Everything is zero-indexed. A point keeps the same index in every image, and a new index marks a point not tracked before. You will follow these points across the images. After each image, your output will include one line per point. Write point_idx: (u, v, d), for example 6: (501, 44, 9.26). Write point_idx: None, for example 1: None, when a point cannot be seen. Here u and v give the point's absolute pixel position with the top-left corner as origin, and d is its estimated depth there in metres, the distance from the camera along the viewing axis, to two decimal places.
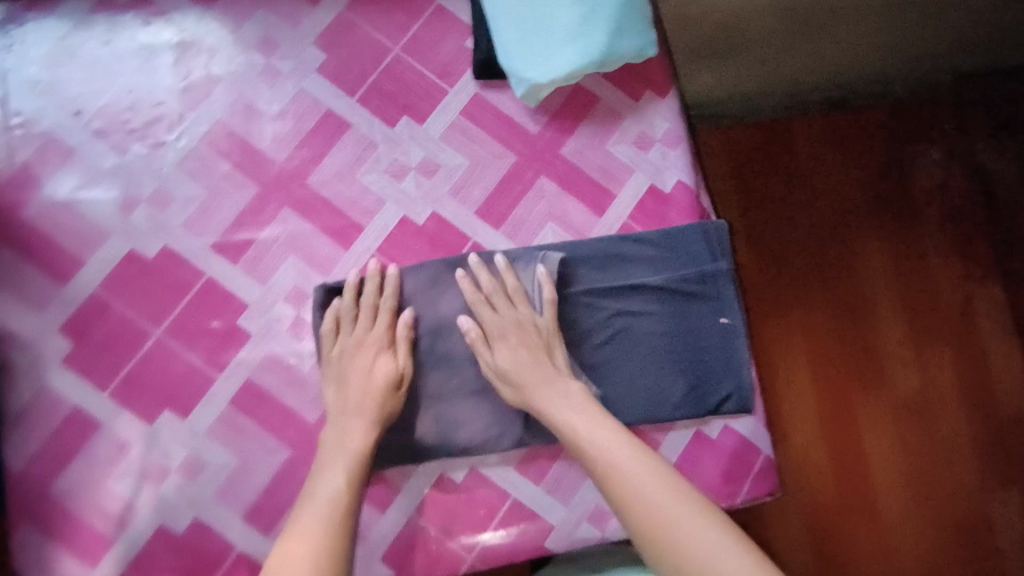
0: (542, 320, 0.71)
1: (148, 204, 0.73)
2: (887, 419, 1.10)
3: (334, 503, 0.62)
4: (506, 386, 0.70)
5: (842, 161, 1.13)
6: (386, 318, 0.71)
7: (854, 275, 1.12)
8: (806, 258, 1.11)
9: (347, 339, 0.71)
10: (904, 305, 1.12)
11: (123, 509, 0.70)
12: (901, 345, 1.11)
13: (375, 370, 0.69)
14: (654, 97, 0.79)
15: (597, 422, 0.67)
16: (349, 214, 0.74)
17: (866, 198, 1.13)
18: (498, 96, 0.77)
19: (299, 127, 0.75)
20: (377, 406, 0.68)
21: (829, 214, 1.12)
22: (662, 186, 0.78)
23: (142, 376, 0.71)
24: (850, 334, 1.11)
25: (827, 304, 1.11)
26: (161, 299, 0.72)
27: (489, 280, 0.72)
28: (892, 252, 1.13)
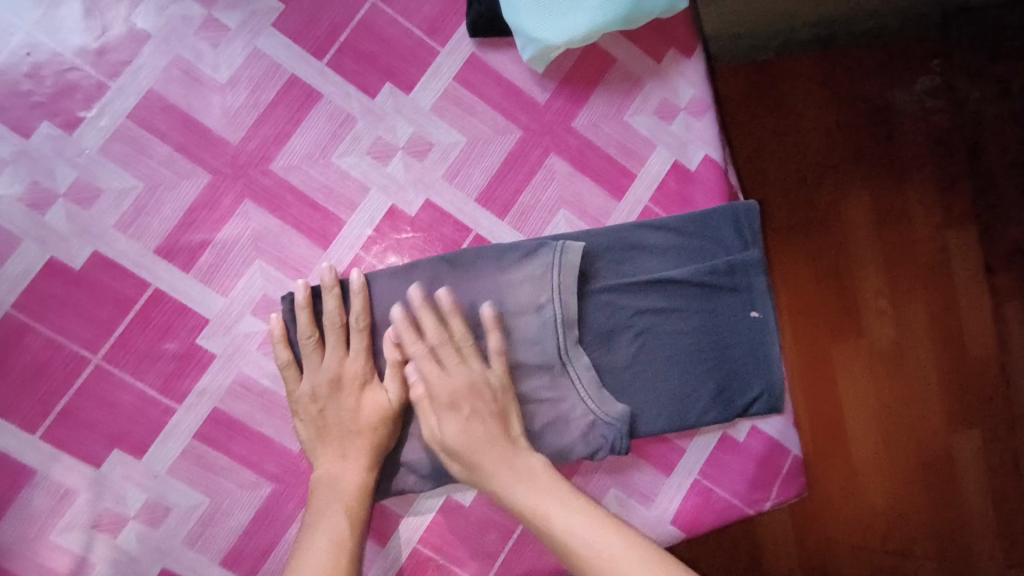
0: (492, 375, 0.60)
1: (68, 200, 0.58)
2: (862, 377, 0.97)
3: (338, 550, 0.54)
4: (454, 461, 0.59)
5: (826, 99, 0.97)
6: (361, 339, 0.59)
7: (831, 223, 0.97)
8: (784, 214, 0.96)
9: (317, 367, 0.59)
10: (885, 254, 0.97)
11: (71, 570, 0.58)
12: (879, 296, 0.97)
13: (361, 402, 0.59)
14: (678, 57, 0.68)
15: (541, 486, 0.57)
16: (325, 205, 0.62)
17: (849, 140, 0.97)
18: (498, 57, 0.65)
19: (256, 97, 0.61)
20: (373, 436, 0.59)
21: (807, 157, 0.97)
22: (687, 163, 0.69)
23: (80, 412, 0.58)
24: (827, 286, 0.97)
25: (801, 258, 0.97)
26: (95, 317, 0.58)
27: (434, 328, 0.59)
28: (871, 194, 0.97)
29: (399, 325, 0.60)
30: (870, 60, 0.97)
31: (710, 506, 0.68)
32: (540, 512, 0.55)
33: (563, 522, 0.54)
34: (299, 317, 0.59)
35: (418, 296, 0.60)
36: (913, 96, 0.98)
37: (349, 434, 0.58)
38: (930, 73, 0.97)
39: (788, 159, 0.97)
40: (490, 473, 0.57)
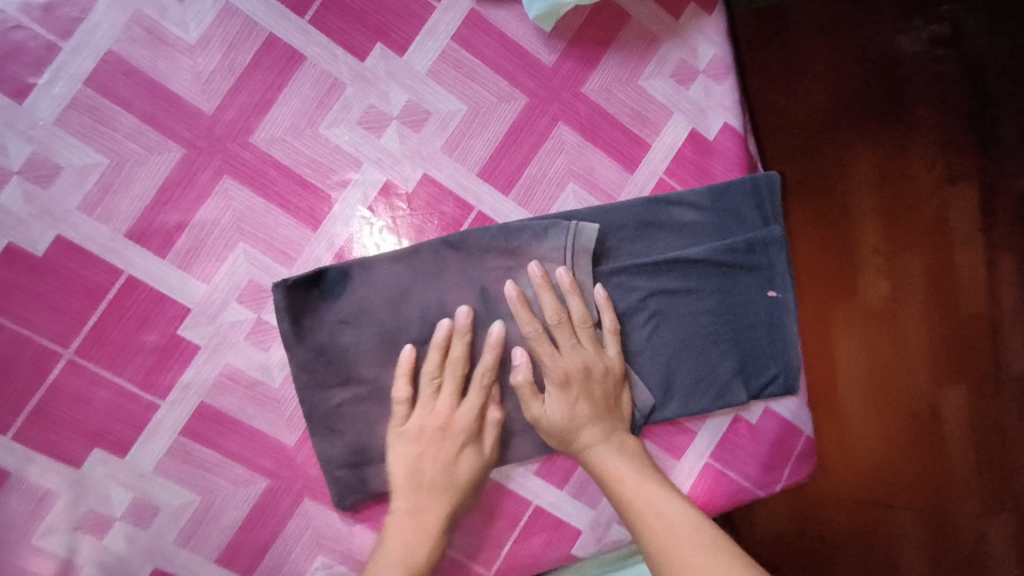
0: (607, 358, 0.59)
1: (25, 178, 0.52)
2: (856, 332, 0.95)
3: None
4: (551, 438, 0.59)
5: (834, 47, 0.92)
6: (478, 394, 0.57)
7: (832, 178, 0.94)
8: (786, 171, 0.93)
9: (424, 417, 0.57)
10: (885, 210, 0.95)
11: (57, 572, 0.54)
12: (877, 254, 0.95)
13: (460, 459, 0.57)
14: (698, 13, 0.63)
15: (622, 454, 0.58)
16: (314, 182, 0.56)
17: (856, 93, 0.93)
18: (500, 12, 0.58)
19: (231, 60, 0.54)
20: (458, 494, 0.57)
21: (813, 110, 0.92)
22: (704, 132, 0.64)
23: (55, 409, 0.54)
24: (824, 241, 0.95)
25: (802, 215, 0.94)
26: (65, 307, 0.53)
27: (552, 308, 0.57)
28: (873, 147, 0.94)
29: (519, 303, 0.56)
30: (880, 8, 0.93)
31: (722, 489, 0.66)
32: (619, 477, 0.57)
33: (640, 483, 0.56)
34: (428, 356, 0.56)
35: (541, 273, 0.57)
36: (920, 46, 0.94)
37: (440, 485, 0.56)
38: (939, 21, 0.94)
39: (793, 112, 0.92)
40: (589, 448, 0.58)
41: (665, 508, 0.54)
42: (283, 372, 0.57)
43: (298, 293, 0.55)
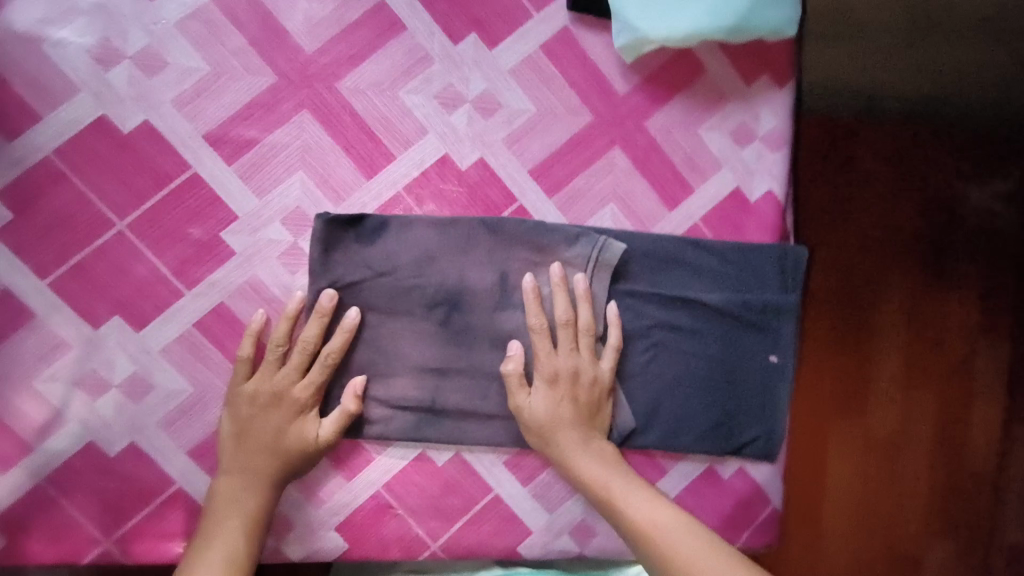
0: (599, 370, 0.62)
1: (134, 64, 0.57)
2: (856, 453, 0.96)
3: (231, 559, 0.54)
4: (531, 430, 0.61)
5: (898, 177, 0.95)
6: (320, 372, 0.59)
7: (865, 299, 0.95)
8: (824, 278, 0.95)
9: (267, 381, 0.59)
10: (908, 344, 0.97)
11: (49, 418, 0.58)
12: (893, 383, 0.96)
13: (292, 429, 0.59)
14: (770, 85, 0.66)
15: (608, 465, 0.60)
16: (380, 136, 0.61)
17: (904, 224, 0.96)
18: (589, 35, 0.63)
19: (341, 13, 0.60)
20: (287, 464, 0.58)
21: (861, 230, 0.95)
22: (748, 193, 0.67)
23: (93, 273, 0.58)
24: (847, 355, 0.95)
25: (830, 328, 0.95)
26: (132, 185, 0.58)
27: (563, 308, 0.60)
28: (914, 280, 0.96)
29: (533, 298, 0.60)
30: (952, 154, 0.96)
31: None
32: (601, 481, 0.59)
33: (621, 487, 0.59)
34: (279, 322, 0.59)
35: (561, 273, 0.60)
36: (982, 199, 0.97)
37: (268, 451, 0.58)
38: (1004, 179, 0.97)
39: (843, 225, 0.95)
40: (566, 450, 0.61)
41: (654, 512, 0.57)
42: None
43: (339, 229, 0.59)
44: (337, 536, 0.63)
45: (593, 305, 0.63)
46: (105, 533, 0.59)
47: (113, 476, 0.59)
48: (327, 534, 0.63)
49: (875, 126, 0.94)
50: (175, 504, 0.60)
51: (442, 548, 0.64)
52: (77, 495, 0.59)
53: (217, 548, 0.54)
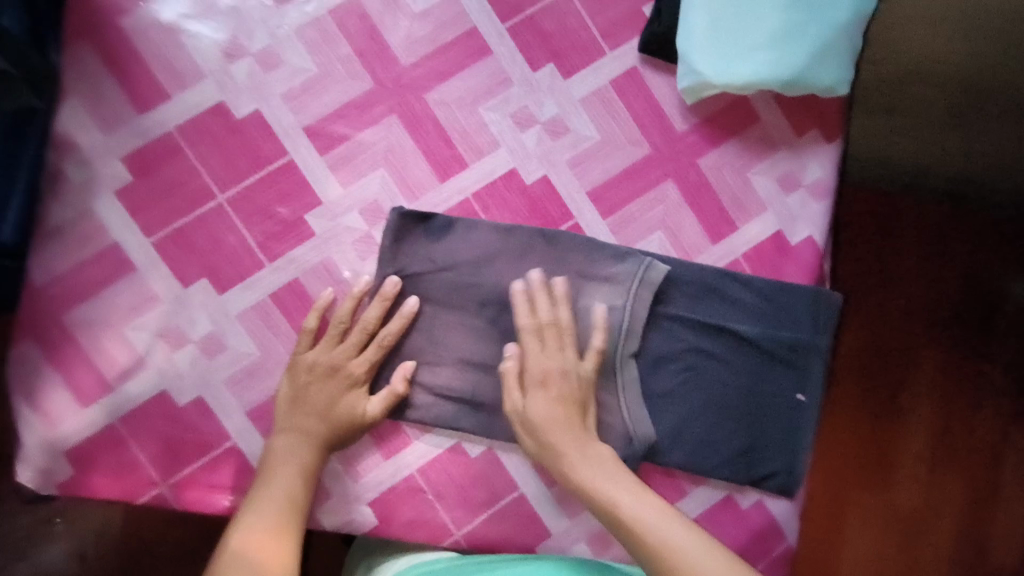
0: (584, 369, 0.65)
1: (254, 60, 0.65)
2: (875, 526, 0.97)
3: (293, 499, 0.59)
4: (528, 435, 0.63)
5: (939, 257, 0.98)
6: (375, 352, 0.64)
7: (896, 374, 0.98)
8: (856, 347, 0.98)
9: (327, 354, 0.64)
10: (937, 423, 0.98)
11: (131, 363, 0.64)
12: (918, 461, 0.98)
13: (342, 400, 0.63)
14: (820, 139, 0.71)
15: (596, 467, 0.61)
16: (457, 145, 0.67)
17: (944, 304, 0.98)
18: (655, 76, 0.69)
19: (437, 34, 0.67)
20: (334, 433, 0.63)
21: (899, 304, 0.98)
22: (789, 236, 0.71)
23: (190, 237, 0.65)
24: (874, 428, 0.98)
25: (859, 397, 0.98)
26: (235, 163, 0.65)
27: (545, 308, 0.65)
28: (949, 362, 0.98)
29: (523, 300, 0.65)
30: (996, 241, 0.98)
31: None
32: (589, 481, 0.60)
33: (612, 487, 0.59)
34: (344, 302, 0.65)
35: (541, 277, 0.65)
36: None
37: (319, 416, 0.63)
38: None
39: (880, 296, 0.98)
40: (563, 454, 0.62)
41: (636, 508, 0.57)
42: None
43: (410, 223, 0.65)
44: (369, 510, 0.67)
45: (634, 321, 0.67)
46: (163, 476, 0.64)
47: (178, 424, 0.65)
48: (360, 507, 0.67)
49: (919, 205, 0.98)
50: (228, 458, 0.65)
51: (465, 536, 0.67)
52: (144, 437, 0.64)
53: (276, 490, 0.59)
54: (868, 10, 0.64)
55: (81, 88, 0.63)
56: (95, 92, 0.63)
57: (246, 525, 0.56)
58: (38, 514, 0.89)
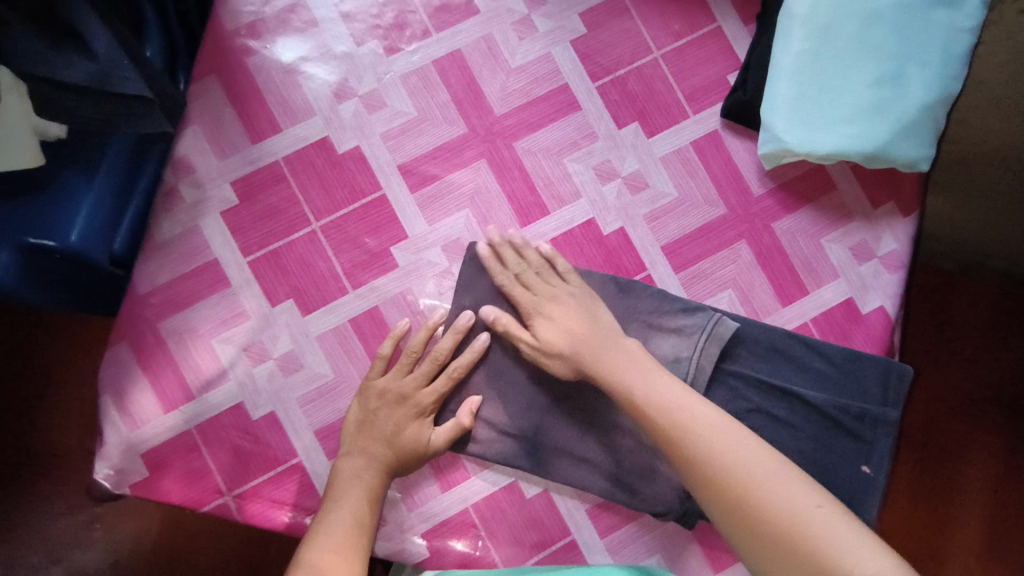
0: (574, 288, 0.66)
1: (360, 102, 0.70)
2: None
3: (358, 521, 0.60)
4: (553, 361, 0.65)
5: (1001, 342, 0.97)
6: (442, 382, 0.66)
7: (953, 461, 0.95)
8: (909, 427, 0.96)
9: (397, 381, 0.66)
10: (995, 518, 0.94)
11: (214, 374, 0.67)
12: (971, 555, 0.94)
13: (408, 427, 0.65)
14: (894, 212, 0.72)
15: (632, 367, 0.61)
16: (540, 192, 0.70)
17: (1004, 391, 0.96)
18: (735, 141, 0.72)
19: (531, 88, 0.71)
20: (398, 459, 0.64)
21: (960, 388, 0.96)
22: (860, 305, 0.71)
23: (283, 259, 0.68)
24: (924, 517, 0.95)
25: (910, 478, 0.95)
26: (332, 195, 0.69)
27: (514, 259, 0.67)
28: (1010, 453, 0.95)
29: (490, 259, 0.67)
30: None
31: None
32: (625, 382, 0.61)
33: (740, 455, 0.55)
34: (418, 332, 0.67)
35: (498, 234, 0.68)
36: None
37: (385, 441, 0.64)
38: None
39: (936, 376, 0.97)
40: (596, 362, 0.63)
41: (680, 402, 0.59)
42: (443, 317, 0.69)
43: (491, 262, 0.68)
44: (421, 542, 0.67)
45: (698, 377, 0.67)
46: (229, 487, 0.66)
47: (249, 436, 0.67)
48: (412, 538, 0.67)
49: (982, 286, 0.98)
50: (291, 475, 0.67)
51: None
52: (215, 447, 0.67)
53: (344, 511, 0.60)
54: (953, 91, 0.65)
55: (202, 115, 0.68)
56: (214, 121, 0.68)
57: (315, 544, 0.57)
58: (80, 517, 0.92)
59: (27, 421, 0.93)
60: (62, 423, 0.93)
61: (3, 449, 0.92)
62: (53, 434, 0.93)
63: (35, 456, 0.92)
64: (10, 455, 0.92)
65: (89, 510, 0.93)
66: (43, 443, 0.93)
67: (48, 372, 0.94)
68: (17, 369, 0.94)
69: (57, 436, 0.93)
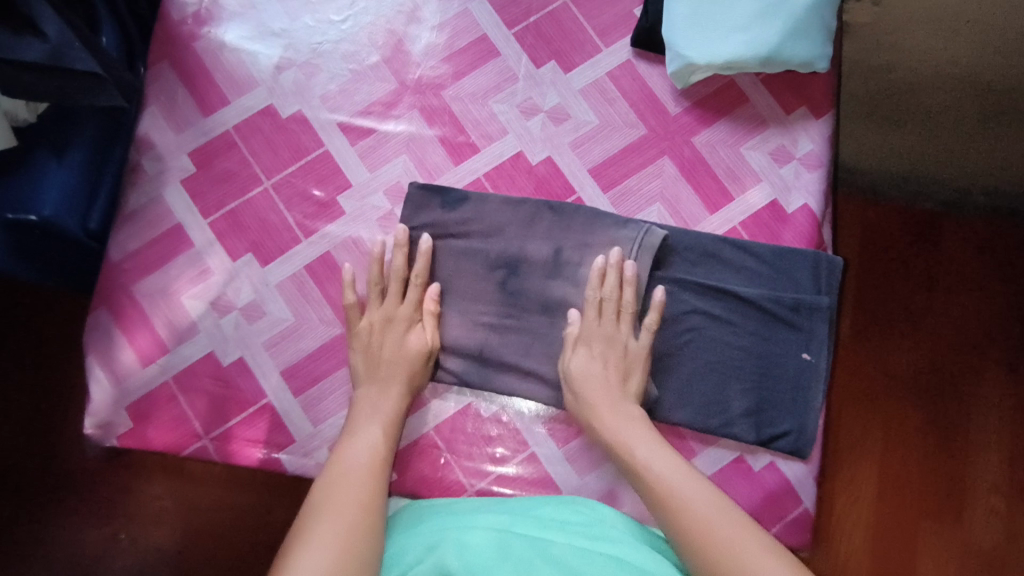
0: (634, 345, 0.69)
1: (299, 71, 0.77)
2: (949, 558, 1.02)
3: (372, 454, 0.63)
4: (569, 391, 0.69)
5: (984, 274, 1.07)
6: (415, 292, 0.71)
7: (959, 389, 1.05)
8: (911, 360, 1.06)
9: (377, 312, 0.71)
10: (1007, 443, 1.04)
11: (186, 327, 0.73)
12: (995, 495, 1.03)
13: (408, 339, 0.69)
14: (808, 115, 0.76)
15: (619, 418, 0.66)
16: (470, 133, 0.76)
17: (992, 319, 1.06)
18: (647, 67, 0.77)
19: (453, 42, 0.77)
20: (412, 369, 0.69)
21: (959, 320, 1.06)
22: (785, 205, 0.74)
23: (241, 217, 0.74)
24: (939, 452, 1.04)
25: (922, 429, 1.04)
26: (280, 156, 0.75)
27: (611, 287, 0.68)
28: (1009, 378, 1.05)
29: (596, 275, 0.69)
30: None
31: None
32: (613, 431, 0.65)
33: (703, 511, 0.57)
34: (370, 266, 0.71)
35: (615, 257, 0.68)
36: None
37: (394, 360, 0.68)
38: None
39: (928, 309, 1.07)
40: (595, 414, 0.67)
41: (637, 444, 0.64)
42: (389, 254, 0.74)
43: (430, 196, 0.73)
44: None
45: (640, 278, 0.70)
46: (206, 430, 0.71)
47: (222, 383, 0.72)
48: None
49: (959, 214, 1.07)
50: (263, 415, 0.71)
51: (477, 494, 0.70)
52: (191, 396, 0.72)
53: (361, 443, 0.63)
54: None
55: (159, 98, 0.76)
56: (169, 102, 0.76)
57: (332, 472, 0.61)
58: (106, 530, 0.98)
59: (47, 442, 0.99)
60: (77, 441, 0.99)
61: (29, 469, 0.98)
62: (71, 451, 0.99)
63: (62, 478, 0.98)
64: (31, 472, 0.98)
65: (113, 522, 0.98)
66: (66, 466, 0.99)
67: (57, 393, 1.00)
68: (27, 387, 1.00)
69: (79, 458, 0.99)
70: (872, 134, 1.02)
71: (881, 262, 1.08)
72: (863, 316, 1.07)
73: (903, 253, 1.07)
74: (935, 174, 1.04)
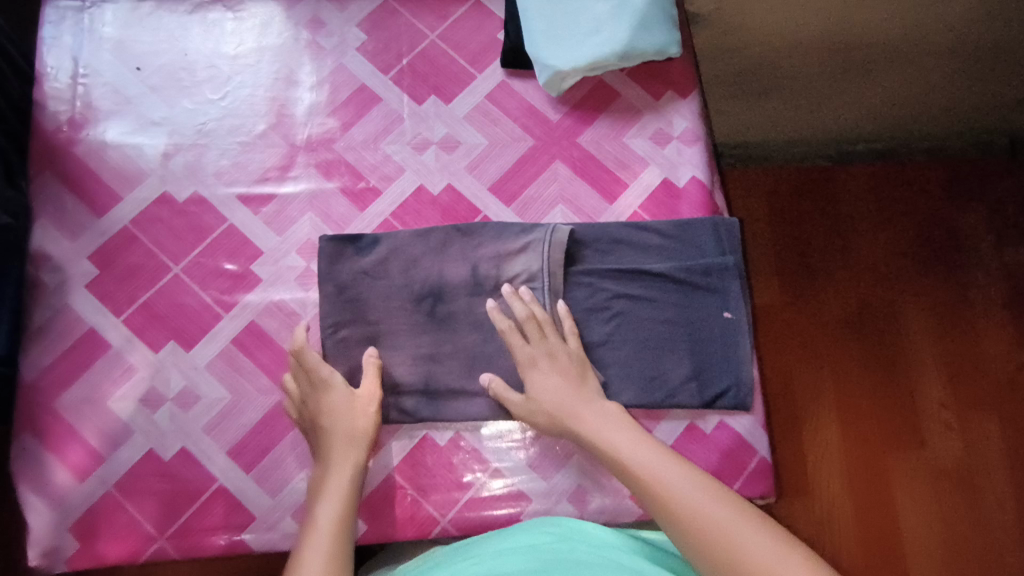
0: (570, 350, 0.71)
1: (188, 154, 0.77)
2: (920, 482, 1.07)
3: (335, 526, 0.62)
4: (540, 417, 0.69)
5: (879, 211, 1.16)
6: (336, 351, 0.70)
7: (885, 320, 1.12)
8: (835, 302, 1.13)
9: (307, 390, 0.69)
10: (939, 360, 1.11)
11: (119, 430, 0.70)
12: (941, 414, 1.09)
13: (344, 396, 0.69)
14: (675, 97, 0.82)
15: (597, 426, 0.67)
16: (369, 178, 0.78)
17: (896, 252, 1.15)
18: (521, 83, 0.81)
19: (334, 97, 0.80)
20: (361, 424, 0.68)
21: (868, 258, 1.14)
22: (675, 180, 0.79)
23: (156, 307, 0.73)
24: (883, 383, 1.10)
25: (862, 365, 1.10)
26: (183, 239, 0.75)
27: (522, 310, 0.70)
28: (926, 300, 1.13)
29: (500, 310, 0.71)
30: (916, 183, 1.17)
31: None
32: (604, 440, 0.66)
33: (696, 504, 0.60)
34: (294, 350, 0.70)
35: (512, 288, 0.71)
36: (967, 222, 1.16)
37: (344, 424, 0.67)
38: (966, 199, 1.17)
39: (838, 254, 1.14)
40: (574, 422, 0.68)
41: (630, 447, 0.65)
42: (314, 309, 0.74)
43: (341, 246, 0.74)
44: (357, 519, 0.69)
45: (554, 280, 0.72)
46: (161, 530, 0.68)
47: (169, 478, 0.69)
48: None
49: (844, 165, 1.17)
50: (217, 500, 0.69)
51: (451, 524, 0.69)
52: (138, 499, 0.69)
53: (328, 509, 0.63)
54: None
55: (46, 210, 0.75)
56: (59, 211, 0.75)
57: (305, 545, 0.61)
58: None
59: None
60: None
61: None
62: None
63: None
64: None
65: None
66: None
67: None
68: None
69: None
70: (743, 109, 1.11)
71: (785, 219, 1.15)
72: (784, 272, 1.14)
73: (803, 207, 1.16)
74: (810, 127, 1.13)
